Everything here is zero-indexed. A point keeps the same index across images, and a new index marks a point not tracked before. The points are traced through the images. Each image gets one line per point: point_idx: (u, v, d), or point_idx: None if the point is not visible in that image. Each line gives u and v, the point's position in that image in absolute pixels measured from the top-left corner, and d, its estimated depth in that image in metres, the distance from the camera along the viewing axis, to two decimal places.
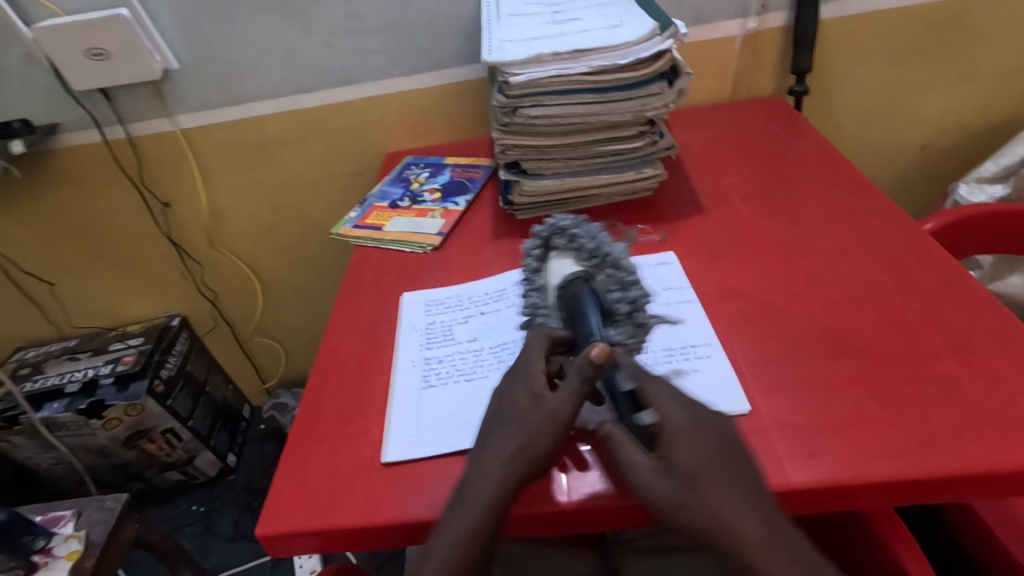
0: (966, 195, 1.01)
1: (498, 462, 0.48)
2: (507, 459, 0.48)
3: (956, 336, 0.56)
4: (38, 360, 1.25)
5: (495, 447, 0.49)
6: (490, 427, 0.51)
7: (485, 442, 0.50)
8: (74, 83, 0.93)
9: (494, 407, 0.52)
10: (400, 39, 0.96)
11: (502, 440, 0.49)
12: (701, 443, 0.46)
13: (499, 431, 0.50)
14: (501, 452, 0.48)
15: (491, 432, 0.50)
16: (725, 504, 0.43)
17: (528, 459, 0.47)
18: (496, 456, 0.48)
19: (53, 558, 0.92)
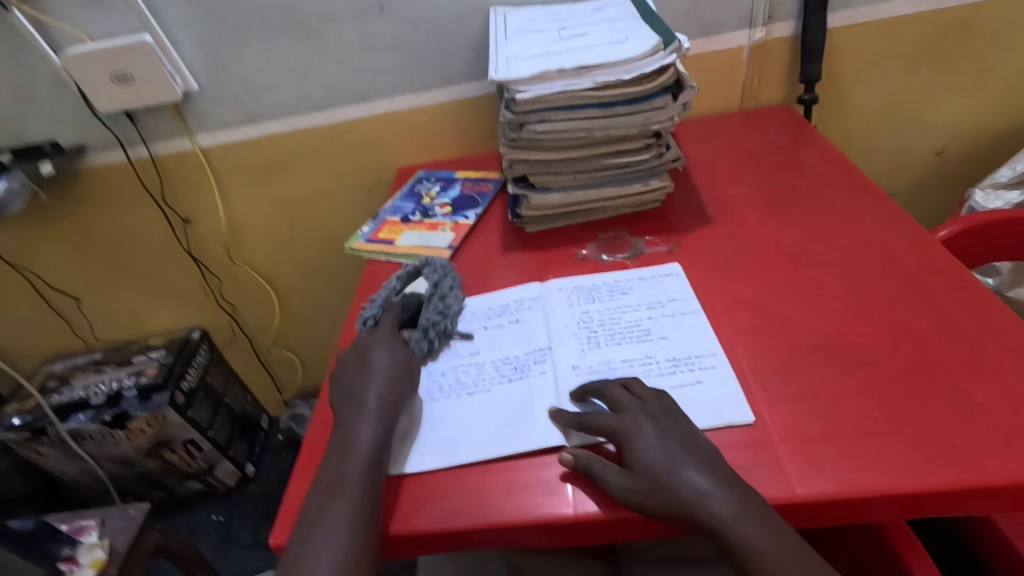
0: (981, 202, 0.99)
1: (366, 416, 0.56)
2: (378, 410, 0.57)
3: (968, 347, 0.56)
4: (65, 372, 1.29)
5: (370, 391, 0.59)
6: (358, 378, 0.60)
7: (356, 393, 0.59)
8: (100, 106, 0.97)
9: (362, 365, 0.62)
10: (410, 57, 0.98)
11: (375, 380, 0.59)
12: (653, 435, 0.51)
13: (370, 377, 0.60)
14: (370, 400, 0.58)
15: (359, 385, 0.60)
16: (681, 480, 0.48)
17: (389, 403, 0.58)
18: (369, 404, 0.57)
19: (77, 566, 0.94)
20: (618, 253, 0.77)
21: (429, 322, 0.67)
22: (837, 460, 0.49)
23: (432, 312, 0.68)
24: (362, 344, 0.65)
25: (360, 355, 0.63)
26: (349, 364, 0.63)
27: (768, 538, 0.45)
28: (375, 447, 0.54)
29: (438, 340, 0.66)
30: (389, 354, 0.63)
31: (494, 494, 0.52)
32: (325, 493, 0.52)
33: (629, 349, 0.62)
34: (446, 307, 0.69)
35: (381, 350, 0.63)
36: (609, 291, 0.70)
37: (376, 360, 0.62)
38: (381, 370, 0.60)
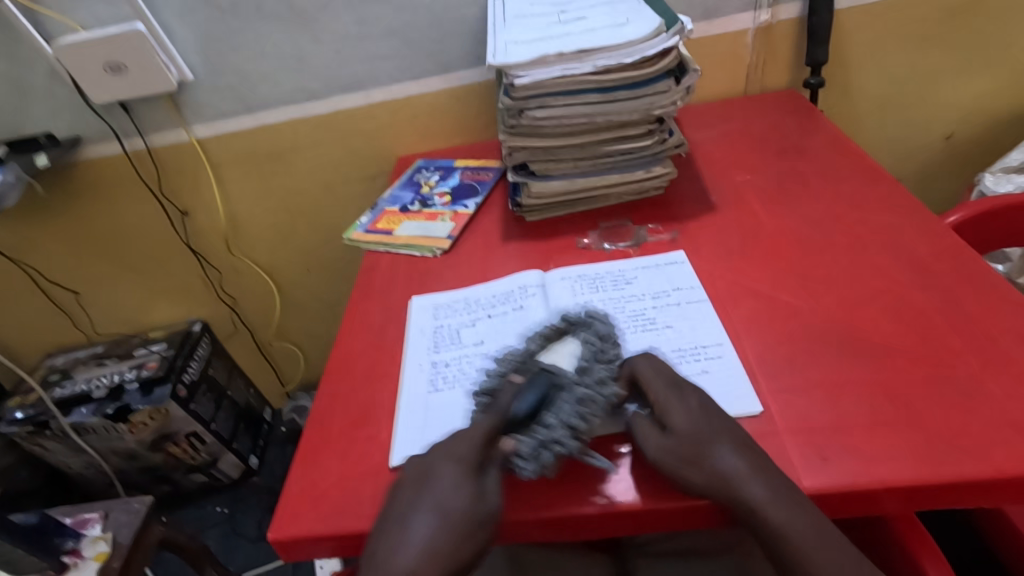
0: (991, 186, 0.97)
1: (416, 553, 0.44)
2: (432, 547, 0.44)
3: (978, 334, 0.54)
4: (67, 366, 1.29)
5: (416, 534, 0.45)
6: (409, 517, 0.46)
7: (408, 515, 0.46)
8: (94, 97, 0.96)
9: (428, 479, 0.48)
10: (408, 44, 0.97)
11: (426, 533, 0.44)
12: (686, 401, 0.51)
13: (427, 501, 0.46)
14: (419, 539, 0.44)
15: (414, 505, 0.46)
16: (713, 450, 0.47)
17: (453, 555, 0.44)
18: (422, 534, 0.45)
19: (82, 559, 0.94)
20: (620, 241, 0.75)
21: (550, 435, 0.49)
22: (843, 453, 0.48)
23: (560, 416, 0.50)
24: (438, 447, 0.50)
25: (433, 467, 0.48)
26: (420, 474, 0.48)
27: (790, 522, 0.44)
28: (441, 567, 0.44)
29: (554, 460, 0.49)
30: (469, 479, 0.47)
31: (497, 488, 0.51)
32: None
33: (633, 339, 0.61)
34: (589, 413, 0.51)
35: (456, 477, 0.47)
36: (613, 280, 0.69)
37: (438, 490, 0.47)
38: (434, 506, 0.46)
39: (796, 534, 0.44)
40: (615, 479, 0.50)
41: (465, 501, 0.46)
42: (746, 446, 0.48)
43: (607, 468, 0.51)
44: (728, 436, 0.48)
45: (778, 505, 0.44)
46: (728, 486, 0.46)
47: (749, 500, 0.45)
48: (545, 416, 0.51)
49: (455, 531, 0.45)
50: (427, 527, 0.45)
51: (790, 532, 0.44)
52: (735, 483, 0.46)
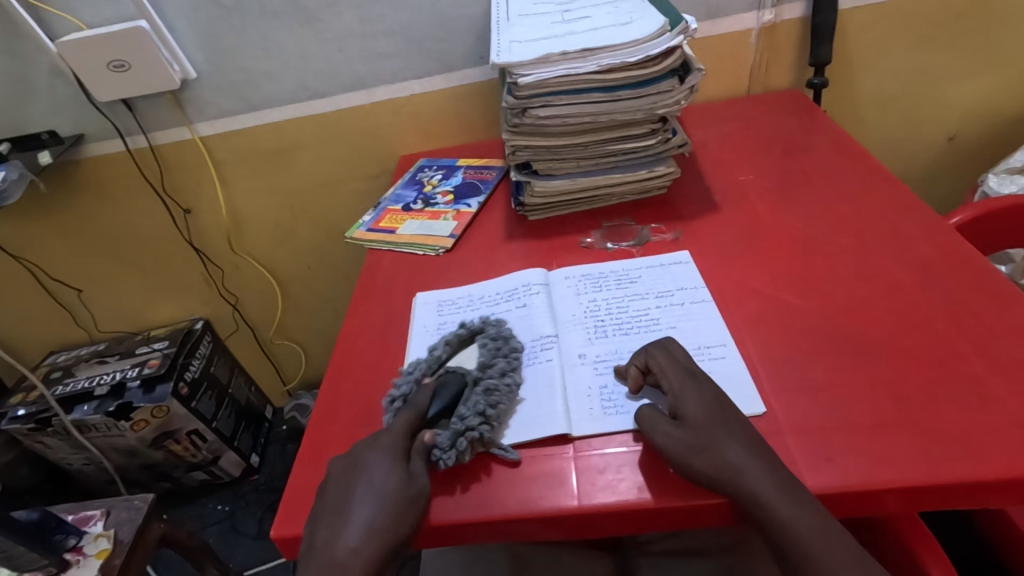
0: (995, 187, 0.97)
1: (357, 535, 0.47)
2: (367, 529, 0.47)
3: (983, 335, 0.54)
4: (69, 363, 1.29)
5: (357, 515, 0.48)
6: (347, 500, 0.49)
7: (348, 505, 0.48)
8: (97, 94, 0.96)
9: (359, 471, 0.50)
10: (411, 42, 0.96)
11: (364, 511, 0.47)
12: (701, 393, 0.51)
13: (363, 489, 0.49)
14: (362, 520, 0.47)
15: (352, 491, 0.49)
16: (721, 445, 0.47)
17: (385, 534, 0.47)
18: (358, 521, 0.47)
19: (84, 556, 0.95)
20: (623, 240, 0.75)
21: (464, 424, 0.53)
22: (846, 453, 0.48)
23: (471, 407, 0.54)
24: (362, 443, 0.53)
25: (363, 461, 0.51)
26: (347, 467, 0.51)
27: (797, 522, 0.44)
28: (379, 545, 0.46)
29: (470, 446, 0.52)
30: (397, 465, 0.50)
31: (501, 486, 0.51)
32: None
33: (637, 338, 0.61)
34: (496, 403, 0.55)
35: (385, 462, 0.50)
36: (617, 279, 0.69)
37: (371, 475, 0.49)
38: (370, 489, 0.49)
39: (804, 534, 0.44)
40: (619, 477, 0.50)
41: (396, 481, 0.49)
42: (749, 445, 0.48)
43: (611, 467, 0.51)
44: (739, 432, 0.48)
45: (782, 503, 0.44)
46: (732, 483, 0.46)
47: (753, 498, 0.45)
48: (455, 411, 0.54)
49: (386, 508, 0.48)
50: (371, 507, 0.48)
51: (793, 532, 0.44)
52: (745, 481, 0.46)
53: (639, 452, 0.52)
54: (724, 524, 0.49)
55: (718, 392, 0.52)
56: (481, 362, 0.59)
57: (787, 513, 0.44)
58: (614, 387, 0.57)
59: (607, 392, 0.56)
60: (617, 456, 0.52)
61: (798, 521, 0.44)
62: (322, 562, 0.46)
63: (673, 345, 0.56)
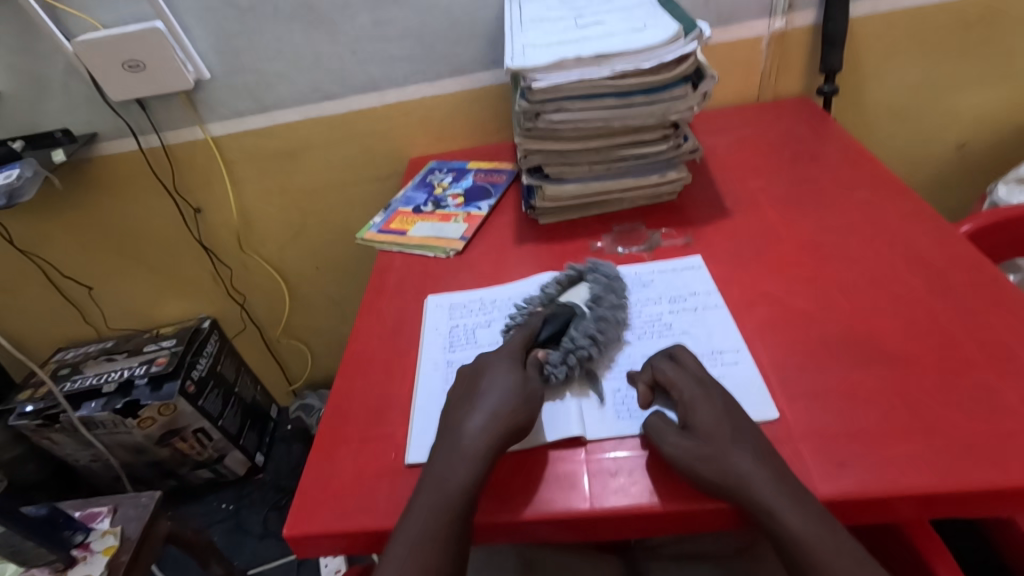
0: (1005, 195, 0.97)
1: (481, 420, 0.52)
2: (492, 415, 0.52)
3: (995, 344, 0.54)
4: (78, 360, 1.30)
5: (484, 406, 0.53)
6: (478, 392, 0.54)
7: (474, 397, 0.54)
8: (112, 94, 0.97)
9: (482, 374, 0.56)
10: (423, 45, 0.97)
11: (497, 404, 0.53)
12: (711, 404, 0.52)
13: (486, 387, 0.55)
14: (488, 407, 0.53)
15: (478, 390, 0.55)
16: (730, 456, 0.48)
17: (512, 425, 0.52)
18: (484, 409, 0.53)
19: (91, 553, 0.95)
20: (634, 245, 0.76)
21: (574, 344, 0.59)
22: (858, 460, 0.48)
23: (581, 331, 0.61)
24: (484, 355, 0.59)
25: (509, 363, 0.57)
26: (473, 371, 0.57)
27: (807, 530, 0.44)
28: (501, 430, 0.51)
29: (579, 364, 0.58)
30: (515, 371, 0.56)
31: (511, 489, 0.51)
32: (436, 472, 0.50)
33: (649, 343, 0.62)
34: (606, 330, 0.61)
35: (504, 367, 0.56)
36: (629, 284, 0.70)
37: (494, 376, 0.56)
38: (497, 387, 0.54)
39: (814, 541, 0.44)
40: (631, 481, 0.50)
41: (519, 381, 0.55)
42: (760, 452, 0.48)
43: (623, 471, 0.51)
44: (749, 440, 0.49)
45: (790, 510, 0.45)
46: (742, 491, 0.46)
47: (762, 505, 0.45)
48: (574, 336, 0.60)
49: (512, 401, 0.53)
50: (500, 400, 0.53)
51: (804, 535, 0.44)
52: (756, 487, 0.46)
53: (650, 457, 0.52)
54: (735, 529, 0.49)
55: (729, 402, 0.52)
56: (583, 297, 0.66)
57: (797, 519, 0.44)
58: (627, 391, 0.57)
59: (620, 396, 0.57)
60: (628, 459, 0.52)
61: (805, 527, 0.44)
62: (455, 442, 0.51)
63: (681, 353, 0.56)
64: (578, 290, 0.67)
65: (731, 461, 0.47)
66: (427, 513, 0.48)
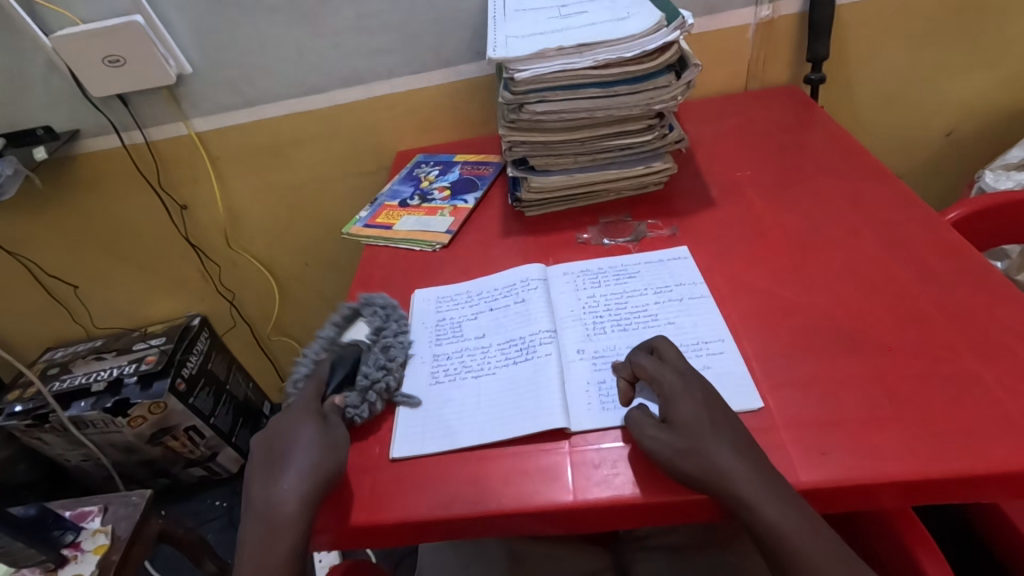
0: (991, 182, 0.97)
1: (288, 483, 0.50)
2: (299, 477, 0.50)
3: (978, 330, 0.55)
4: (66, 359, 1.29)
5: (289, 473, 0.51)
6: (281, 462, 0.52)
7: (280, 465, 0.52)
8: (92, 90, 0.96)
9: (282, 436, 0.54)
10: (408, 37, 0.96)
11: (293, 475, 0.50)
12: (691, 396, 0.51)
13: (294, 450, 0.52)
14: (295, 473, 0.51)
15: (289, 458, 0.52)
16: (712, 452, 0.47)
17: (318, 483, 0.50)
18: (291, 471, 0.51)
19: (81, 552, 0.95)
20: (620, 236, 0.75)
21: (368, 381, 0.59)
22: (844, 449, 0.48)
23: (369, 368, 0.61)
24: (280, 419, 0.56)
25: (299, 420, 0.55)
26: (270, 438, 0.54)
27: (789, 519, 0.44)
28: (304, 494, 0.50)
29: (378, 399, 0.59)
30: (316, 424, 0.54)
31: (495, 482, 0.51)
32: (256, 539, 0.49)
33: (635, 333, 0.61)
34: (390, 367, 0.61)
35: (302, 419, 0.55)
36: (615, 274, 0.69)
37: (300, 440, 0.53)
38: (301, 454, 0.52)
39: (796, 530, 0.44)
40: (615, 472, 0.50)
41: (318, 430, 0.54)
42: (741, 442, 0.48)
43: (607, 462, 0.51)
44: (731, 430, 0.49)
45: (775, 509, 0.44)
46: (724, 487, 0.46)
47: (743, 496, 0.45)
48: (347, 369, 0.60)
49: (309, 464, 0.51)
50: (304, 457, 0.51)
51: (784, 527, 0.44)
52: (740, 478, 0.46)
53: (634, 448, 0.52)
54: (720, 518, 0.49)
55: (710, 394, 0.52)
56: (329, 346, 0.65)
57: (779, 509, 0.44)
58: (613, 381, 0.57)
59: (605, 387, 0.57)
60: (613, 451, 0.52)
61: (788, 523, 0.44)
62: (263, 513, 0.49)
63: (662, 345, 0.56)
64: (358, 329, 0.67)
65: (714, 452, 0.47)
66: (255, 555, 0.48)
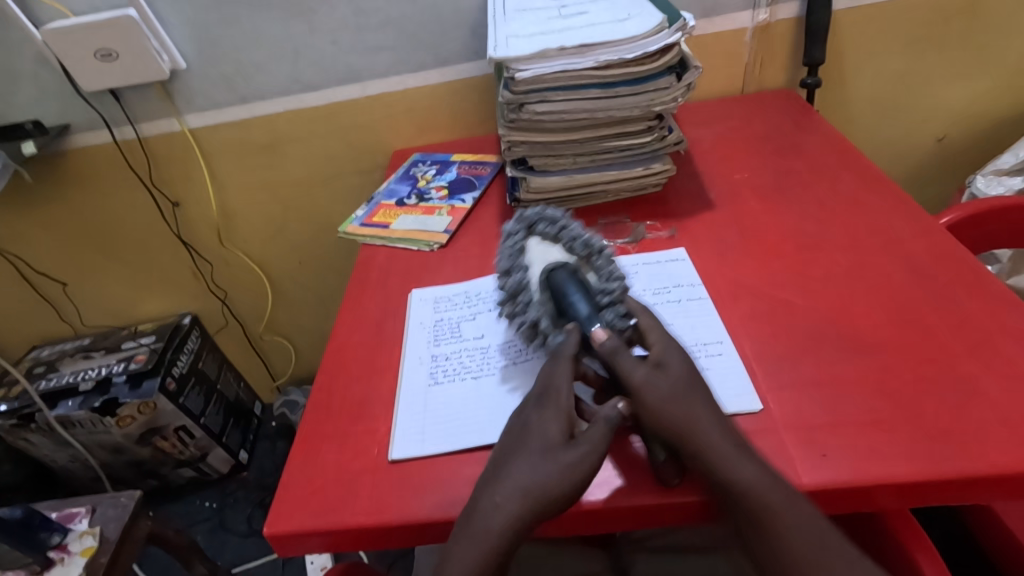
0: (983, 187, 0.99)
1: (506, 495, 0.47)
2: (523, 496, 0.46)
3: (974, 333, 0.55)
4: (53, 358, 1.26)
5: (514, 484, 0.47)
6: (525, 466, 0.48)
7: (505, 471, 0.48)
8: (83, 84, 0.94)
9: (529, 434, 0.50)
10: (405, 36, 0.96)
11: (539, 484, 0.47)
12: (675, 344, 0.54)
13: (530, 455, 0.48)
14: (518, 485, 0.47)
15: (519, 461, 0.48)
16: (696, 413, 0.48)
17: (546, 503, 0.46)
18: (515, 484, 0.47)
19: (68, 554, 0.93)
20: (619, 237, 0.75)
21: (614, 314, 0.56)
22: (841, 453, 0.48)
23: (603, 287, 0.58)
24: (531, 413, 0.51)
25: (529, 412, 0.51)
26: (518, 429, 0.50)
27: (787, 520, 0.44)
28: (529, 507, 0.46)
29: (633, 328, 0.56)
30: (564, 422, 0.49)
31: None
32: (469, 547, 0.46)
33: None
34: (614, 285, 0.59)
35: (555, 418, 0.50)
36: None
37: (539, 438, 0.49)
38: (533, 458, 0.48)
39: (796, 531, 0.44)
40: (616, 473, 0.50)
41: (563, 434, 0.49)
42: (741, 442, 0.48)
43: (607, 463, 0.51)
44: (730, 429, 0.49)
45: (750, 470, 0.46)
46: (705, 444, 0.47)
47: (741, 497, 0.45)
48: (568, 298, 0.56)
49: (568, 476, 0.47)
50: (545, 472, 0.47)
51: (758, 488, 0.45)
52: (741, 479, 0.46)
53: (635, 449, 0.52)
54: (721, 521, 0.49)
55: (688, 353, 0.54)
56: (527, 280, 0.60)
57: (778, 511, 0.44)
58: None
59: (606, 387, 0.57)
60: (613, 452, 0.52)
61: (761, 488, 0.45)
62: (475, 524, 0.47)
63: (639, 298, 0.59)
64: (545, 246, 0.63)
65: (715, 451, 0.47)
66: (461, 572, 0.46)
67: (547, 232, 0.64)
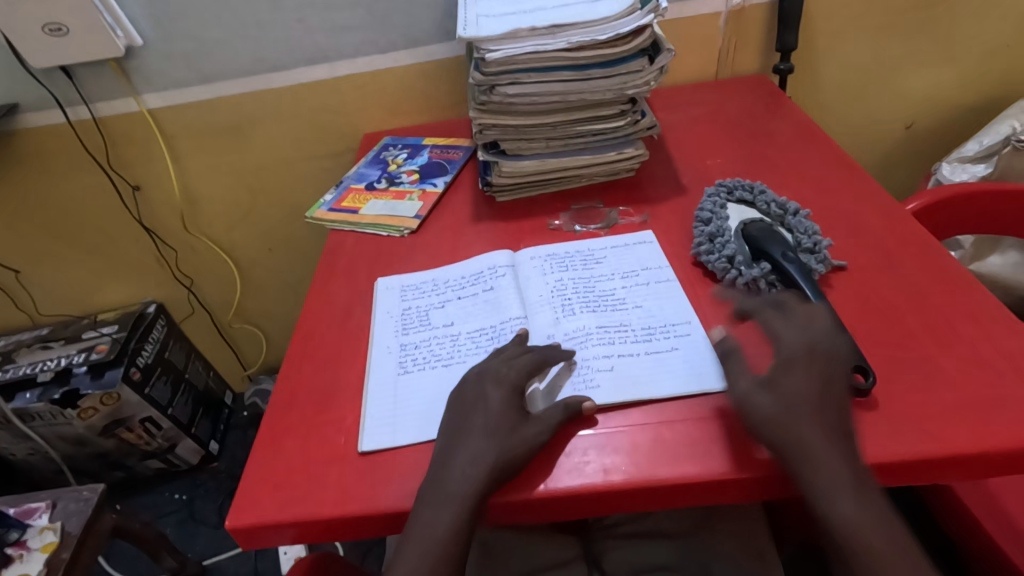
0: (948, 175, 1.01)
1: (470, 457, 0.49)
2: (480, 455, 0.49)
3: (937, 318, 0.56)
4: (9, 349, 1.21)
5: (469, 446, 0.50)
6: (469, 428, 0.51)
7: (462, 432, 0.51)
8: (32, 60, 0.89)
9: (481, 398, 0.53)
10: (374, 14, 0.93)
11: (489, 441, 0.50)
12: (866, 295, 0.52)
13: (482, 420, 0.51)
14: (474, 447, 0.50)
15: (472, 425, 0.51)
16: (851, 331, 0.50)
17: (502, 464, 0.49)
18: (476, 443, 0.50)
19: (27, 550, 0.90)
20: (591, 223, 0.75)
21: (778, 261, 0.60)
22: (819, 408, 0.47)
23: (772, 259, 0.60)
24: (482, 376, 0.54)
25: (476, 385, 0.54)
26: (468, 395, 0.54)
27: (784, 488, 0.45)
28: (491, 469, 0.49)
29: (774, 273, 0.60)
30: (516, 395, 0.53)
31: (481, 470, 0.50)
32: (430, 508, 0.47)
33: (604, 317, 0.61)
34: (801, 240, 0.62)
35: (503, 384, 0.53)
36: (582, 259, 0.69)
37: (491, 403, 0.52)
38: (487, 421, 0.51)
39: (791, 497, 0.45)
40: (586, 460, 0.50)
41: (513, 408, 0.52)
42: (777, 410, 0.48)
43: (577, 450, 0.51)
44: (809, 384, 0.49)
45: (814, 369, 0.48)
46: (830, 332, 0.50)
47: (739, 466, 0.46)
48: (768, 239, 0.61)
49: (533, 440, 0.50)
50: (488, 438, 0.50)
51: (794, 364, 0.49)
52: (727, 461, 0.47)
53: (606, 435, 0.51)
54: (689, 504, 0.49)
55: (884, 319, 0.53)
56: (725, 225, 0.66)
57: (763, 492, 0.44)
58: (585, 364, 0.57)
59: (577, 369, 0.56)
60: (584, 438, 0.51)
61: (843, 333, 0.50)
62: (436, 484, 0.48)
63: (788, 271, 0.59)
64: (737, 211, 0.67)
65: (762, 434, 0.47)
66: (421, 540, 0.47)
67: (743, 197, 0.69)
